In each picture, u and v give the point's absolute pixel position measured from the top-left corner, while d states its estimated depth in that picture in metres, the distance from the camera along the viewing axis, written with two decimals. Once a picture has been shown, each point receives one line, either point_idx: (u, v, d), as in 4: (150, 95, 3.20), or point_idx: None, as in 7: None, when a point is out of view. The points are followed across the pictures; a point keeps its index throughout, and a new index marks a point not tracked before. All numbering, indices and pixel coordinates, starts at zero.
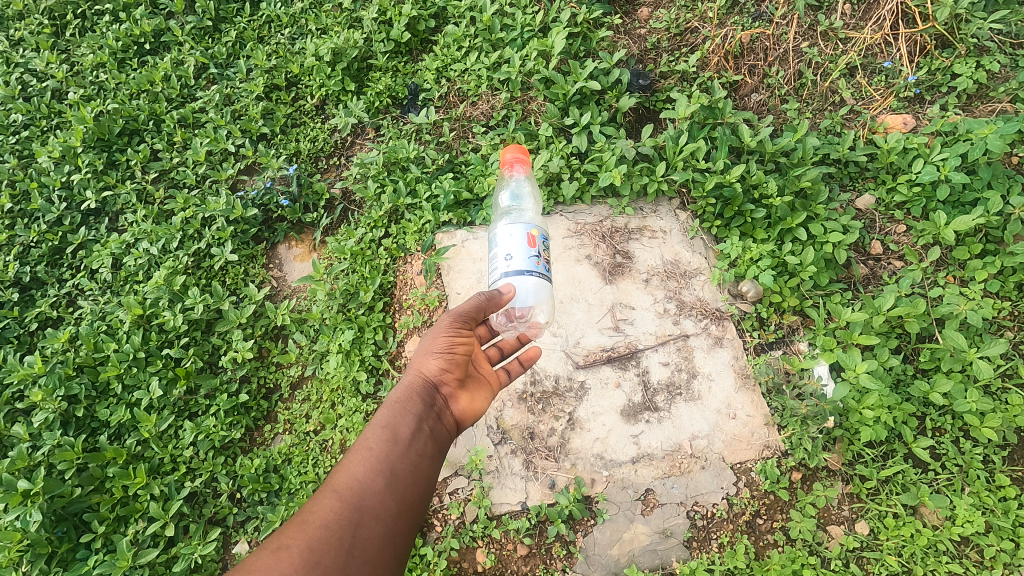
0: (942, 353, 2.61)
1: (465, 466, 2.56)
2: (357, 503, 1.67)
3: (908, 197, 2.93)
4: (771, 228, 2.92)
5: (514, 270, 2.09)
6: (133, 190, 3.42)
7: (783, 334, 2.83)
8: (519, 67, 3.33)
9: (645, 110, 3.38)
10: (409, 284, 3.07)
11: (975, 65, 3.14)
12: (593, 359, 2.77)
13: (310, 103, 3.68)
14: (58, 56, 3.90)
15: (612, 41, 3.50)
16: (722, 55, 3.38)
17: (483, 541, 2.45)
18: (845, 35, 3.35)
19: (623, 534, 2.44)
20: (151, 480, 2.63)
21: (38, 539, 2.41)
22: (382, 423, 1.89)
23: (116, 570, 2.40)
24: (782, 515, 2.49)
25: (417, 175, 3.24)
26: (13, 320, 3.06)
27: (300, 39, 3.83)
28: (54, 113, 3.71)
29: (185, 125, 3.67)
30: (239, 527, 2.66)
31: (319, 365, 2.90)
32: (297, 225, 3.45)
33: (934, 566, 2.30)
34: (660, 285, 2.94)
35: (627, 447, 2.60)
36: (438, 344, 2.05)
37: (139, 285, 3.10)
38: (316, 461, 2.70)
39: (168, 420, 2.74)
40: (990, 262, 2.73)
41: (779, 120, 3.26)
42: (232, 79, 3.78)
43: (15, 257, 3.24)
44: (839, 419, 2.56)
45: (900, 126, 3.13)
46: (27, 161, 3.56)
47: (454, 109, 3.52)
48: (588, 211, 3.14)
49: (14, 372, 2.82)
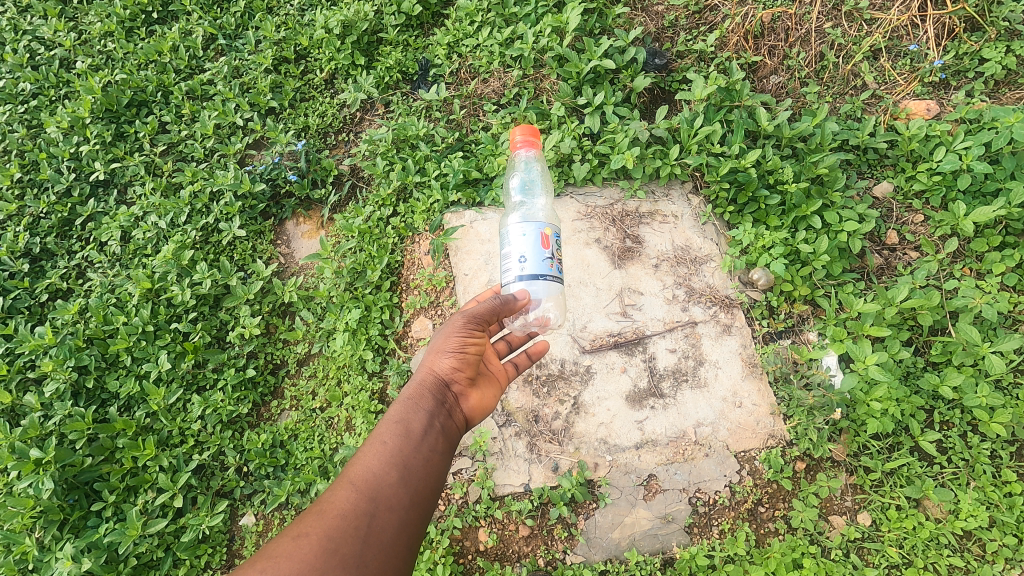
0: (954, 346, 2.57)
1: (469, 448, 2.57)
2: (373, 495, 1.61)
3: (928, 186, 2.85)
4: (785, 216, 2.87)
5: (528, 274, 2.06)
6: (142, 162, 3.39)
7: (792, 324, 2.80)
8: (532, 44, 3.26)
9: (660, 92, 3.29)
10: (415, 264, 3.05)
11: (1004, 50, 3.03)
12: (599, 344, 2.76)
13: (319, 77, 3.61)
14: (66, 24, 3.84)
15: (628, 18, 3.38)
16: (742, 35, 3.28)
17: (486, 521, 2.48)
18: (870, 16, 3.23)
19: (625, 518, 2.46)
20: (160, 452, 2.67)
21: (50, 506, 2.48)
22: (395, 419, 1.83)
23: (126, 538, 2.45)
24: (784, 504, 2.50)
25: (427, 153, 3.20)
26: (24, 291, 3.09)
27: (310, 10, 3.74)
28: (62, 83, 3.67)
29: (194, 97, 3.62)
30: (245, 500, 2.71)
31: (326, 343, 2.93)
32: (305, 201, 3.43)
33: (934, 558, 2.31)
34: (669, 271, 2.91)
35: (631, 432, 2.60)
36: (450, 343, 2.02)
37: (148, 259, 3.10)
38: (321, 438, 2.74)
39: (177, 393, 2.77)
40: (1009, 255, 2.67)
41: (798, 104, 3.18)
42: (241, 51, 3.72)
43: (26, 227, 3.26)
44: (847, 410, 2.54)
45: (922, 112, 3.04)
46: (35, 131, 3.53)
47: (465, 85, 3.43)
48: (599, 193, 3.08)
49: (25, 342, 2.85)
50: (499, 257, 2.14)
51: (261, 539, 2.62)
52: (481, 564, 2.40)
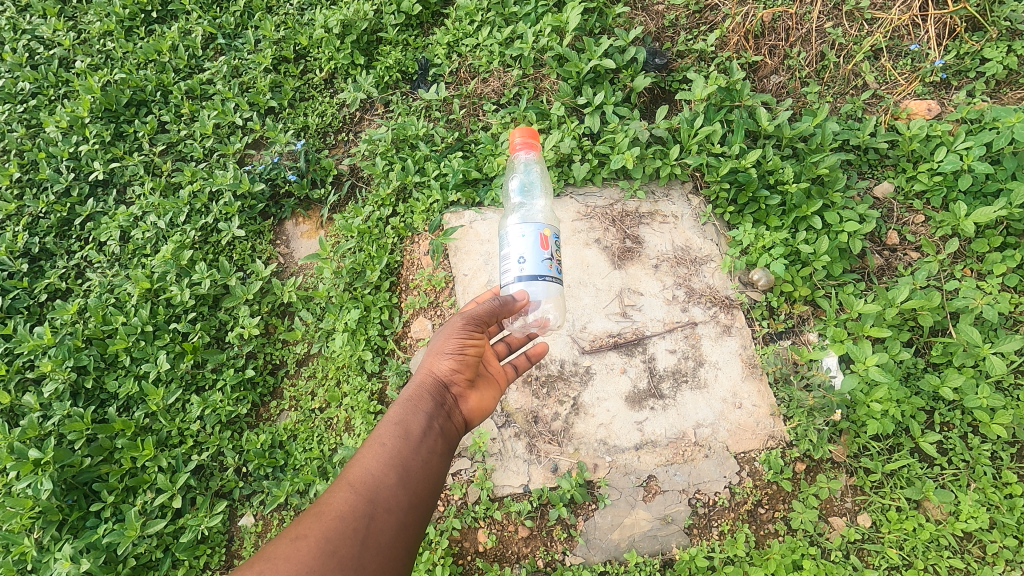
0: (954, 347, 2.57)
1: (468, 448, 2.57)
2: (372, 497, 1.61)
3: (929, 187, 2.84)
4: (785, 216, 2.87)
5: (528, 275, 2.05)
6: (141, 162, 3.38)
7: (793, 324, 2.80)
8: (532, 43, 3.25)
9: (661, 91, 3.28)
10: (415, 264, 3.05)
11: (1006, 50, 3.02)
12: (599, 345, 2.75)
13: (319, 76, 3.60)
14: (65, 23, 3.83)
15: (628, 17, 3.37)
16: (743, 35, 3.27)
17: (485, 522, 2.48)
18: (871, 15, 3.22)
19: (624, 520, 2.45)
20: (159, 453, 2.67)
21: (49, 507, 2.48)
22: (394, 420, 1.82)
23: (125, 539, 2.45)
24: (784, 505, 2.49)
25: (426, 153, 3.19)
26: (23, 291, 3.08)
27: (309, 10, 3.73)
28: (62, 82, 3.67)
29: (193, 97, 3.61)
30: (244, 501, 2.70)
31: (325, 343, 2.93)
32: (304, 201, 3.42)
33: (935, 559, 2.31)
34: (668, 272, 2.91)
35: (631, 433, 2.60)
36: (449, 345, 2.01)
37: (148, 259, 3.10)
38: (321, 438, 2.74)
39: (176, 394, 2.77)
40: (1010, 256, 2.66)
41: (798, 104, 3.17)
42: (241, 50, 3.71)
43: (25, 227, 3.25)
44: (848, 411, 2.53)
45: (923, 112, 3.03)
46: (34, 131, 3.52)
47: (464, 85, 3.43)
48: (599, 194, 3.07)
49: (24, 342, 2.85)
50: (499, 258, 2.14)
51: (260, 539, 2.61)
52: (480, 565, 2.40)
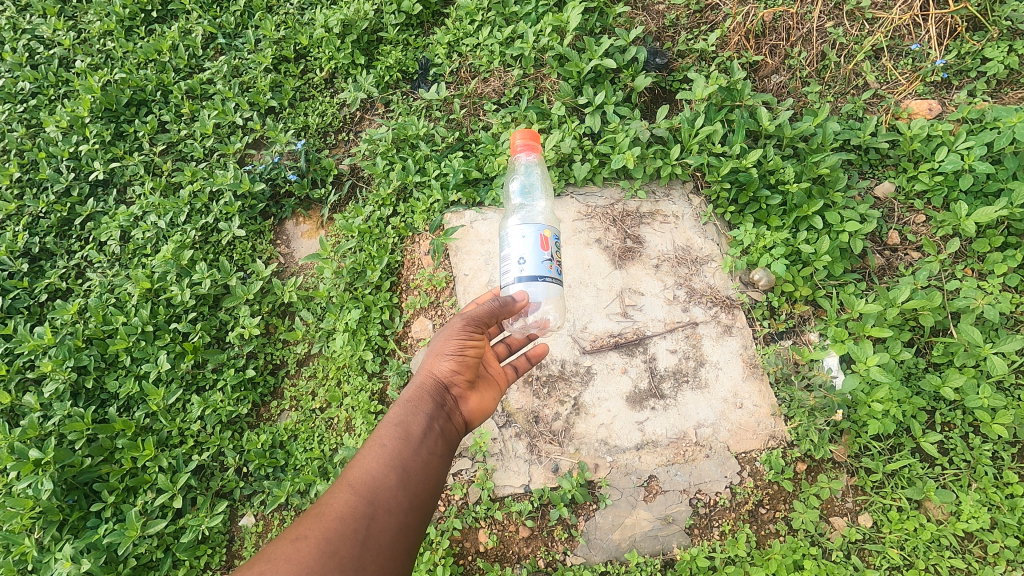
0: (955, 347, 2.57)
1: (469, 449, 2.57)
2: (372, 497, 1.60)
3: (929, 186, 2.84)
4: (786, 216, 2.86)
5: (528, 275, 2.05)
6: (141, 162, 3.38)
7: (794, 324, 2.79)
8: (532, 43, 3.25)
9: (661, 91, 3.28)
10: (415, 264, 3.05)
11: (1007, 50, 3.02)
12: (599, 345, 2.75)
13: (319, 76, 3.60)
14: (65, 23, 3.83)
15: (629, 17, 3.37)
16: (743, 35, 3.27)
17: (486, 522, 2.48)
18: (872, 15, 3.22)
19: (625, 520, 2.45)
20: (159, 453, 2.67)
21: (49, 507, 2.48)
22: (394, 421, 1.82)
23: (126, 539, 2.45)
24: (785, 505, 2.49)
25: (427, 153, 3.19)
26: (23, 291, 3.08)
27: (310, 9, 3.72)
28: (62, 82, 3.66)
29: (193, 96, 3.61)
30: (245, 501, 2.70)
31: (326, 343, 2.92)
32: (304, 201, 3.42)
33: (936, 559, 2.30)
34: (669, 272, 2.90)
35: (631, 433, 2.60)
36: (449, 345, 2.01)
37: (148, 259, 3.10)
38: (321, 438, 2.73)
39: (176, 394, 2.77)
40: (1011, 255, 2.65)
41: (799, 104, 3.17)
42: (241, 50, 3.70)
43: (25, 227, 3.25)
44: (849, 411, 2.53)
45: (924, 112, 3.02)
46: (34, 130, 3.52)
47: (465, 85, 3.43)
48: (600, 194, 3.07)
49: (24, 342, 2.85)
50: (499, 259, 2.13)
51: (260, 539, 2.61)
52: (481, 565, 2.40)
